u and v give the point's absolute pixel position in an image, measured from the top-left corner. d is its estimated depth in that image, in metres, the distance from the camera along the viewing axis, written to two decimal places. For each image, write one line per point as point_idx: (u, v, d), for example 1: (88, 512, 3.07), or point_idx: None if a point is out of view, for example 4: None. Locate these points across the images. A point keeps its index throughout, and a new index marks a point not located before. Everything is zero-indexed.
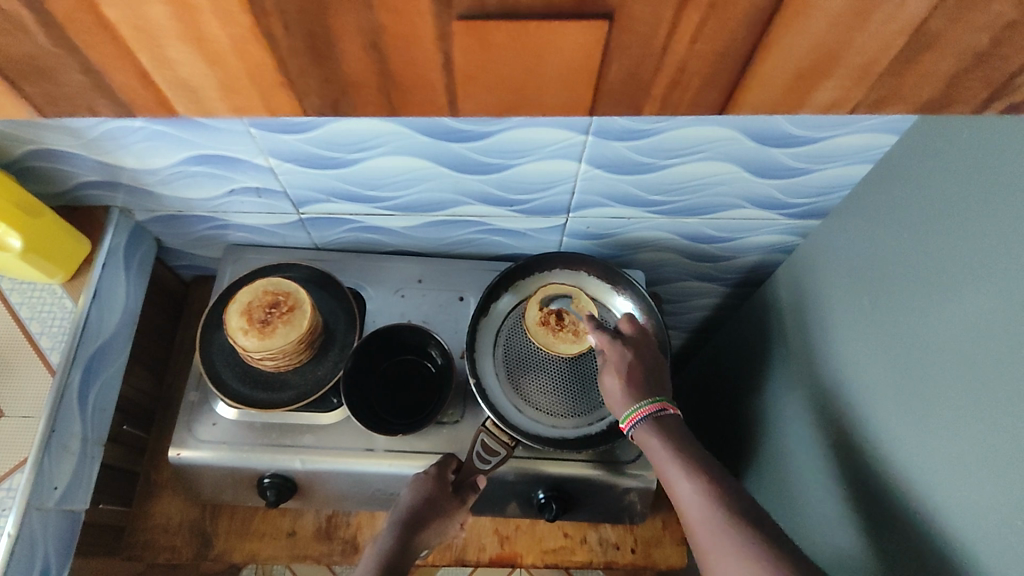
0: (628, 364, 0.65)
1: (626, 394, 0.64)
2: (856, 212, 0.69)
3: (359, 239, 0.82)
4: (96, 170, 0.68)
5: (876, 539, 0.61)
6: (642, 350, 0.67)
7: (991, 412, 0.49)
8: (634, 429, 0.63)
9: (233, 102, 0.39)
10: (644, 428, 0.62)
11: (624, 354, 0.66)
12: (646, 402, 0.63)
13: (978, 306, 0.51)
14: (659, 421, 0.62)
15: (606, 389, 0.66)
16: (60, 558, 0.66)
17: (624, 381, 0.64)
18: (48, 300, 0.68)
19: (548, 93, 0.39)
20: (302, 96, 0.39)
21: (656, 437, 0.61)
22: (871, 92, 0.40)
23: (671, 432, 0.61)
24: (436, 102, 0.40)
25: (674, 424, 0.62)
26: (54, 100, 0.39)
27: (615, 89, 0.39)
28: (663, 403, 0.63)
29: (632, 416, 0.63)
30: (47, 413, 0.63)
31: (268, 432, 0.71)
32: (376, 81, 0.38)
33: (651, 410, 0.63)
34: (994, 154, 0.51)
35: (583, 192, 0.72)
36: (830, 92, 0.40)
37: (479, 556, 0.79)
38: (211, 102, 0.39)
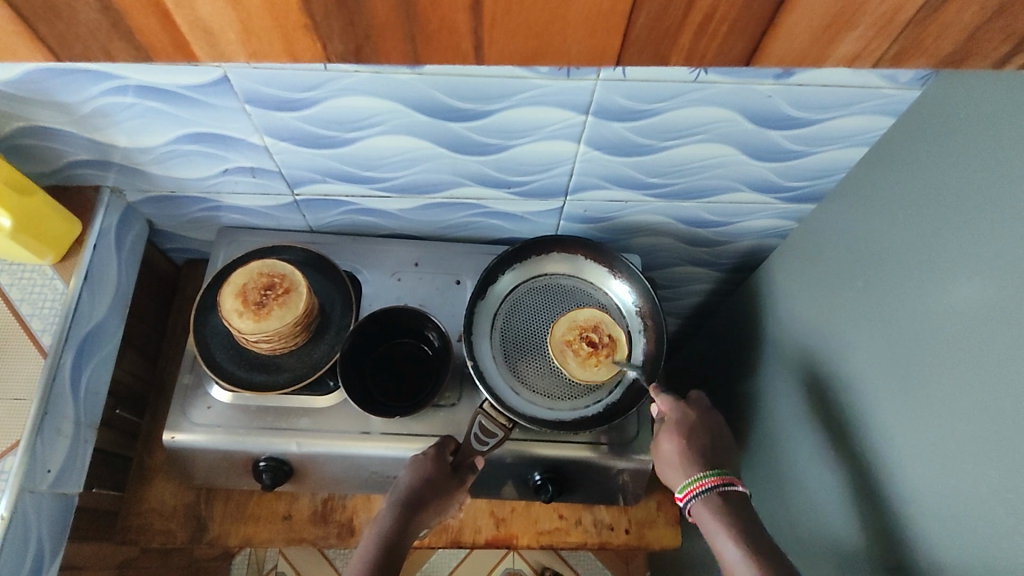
0: (687, 433, 0.70)
1: (685, 463, 0.68)
2: (852, 195, 0.69)
3: (354, 221, 0.81)
4: (87, 148, 0.67)
5: (871, 519, 0.62)
6: (703, 420, 0.72)
7: (986, 389, 0.49)
8: (691, 500, 0.66)
9: (252, 47, 0.44)
10: (702, 501, 0.66)
11: (684, 421, 0.71)
12: (708, 474, 0.66)
13: (974, 285, 0.51)
14: (722, 498, 0.65)
15: (661, 451, 0.70)
16: (55, 539, 0.65)
17: (681, 445, 0.69)
18: (38, 282, 0.67)
19: (574, 37, 0.44)
20: (325, 39, 0.44)
21: (723, 519, 0.63)
22: (893, 44, 0.46)
23: (735, 510, 0.64)
24: (460, 49, 0.45)
25: (738, 501, 0.65)
26: (67, 43, 0.44)
27: (640, 35, 0.44)
28: (729, 478, 0.66)
29: (689, 488, 0.67)
30: (39, 395, 0.63)
31: (264, 415, 0.71)
32: (399, 22, 0.42)
33: (715, 485, 0.65)
34: (992, 134, 0.52)
35: (581, 174, 0.72)
36: (852, 44, 0.46)
37: (475, 538, 0.80)
38: (229, 46, 0.44)
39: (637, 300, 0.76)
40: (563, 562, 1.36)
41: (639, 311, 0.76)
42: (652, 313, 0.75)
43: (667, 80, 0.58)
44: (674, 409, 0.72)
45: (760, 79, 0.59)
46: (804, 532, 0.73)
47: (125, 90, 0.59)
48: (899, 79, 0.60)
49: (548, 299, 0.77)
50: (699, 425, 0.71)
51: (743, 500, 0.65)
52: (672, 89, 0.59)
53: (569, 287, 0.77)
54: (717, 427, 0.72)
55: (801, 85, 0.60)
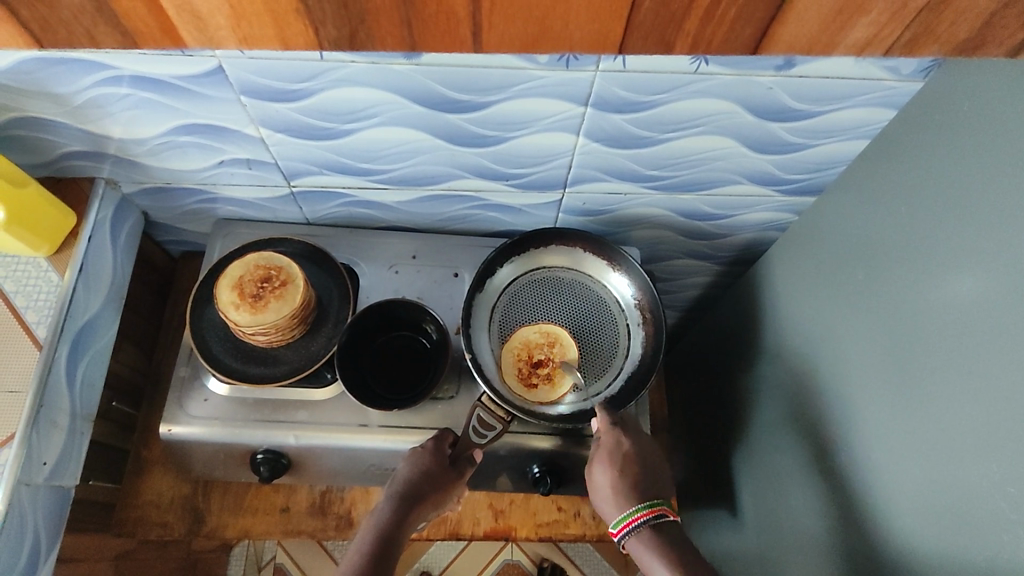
0: (618, 463, 0.67)
1: (617, 497, 0.66)
2: (851, 188, 0.69)
3: (352, 214, 0.80)
4: (81, 140, 0.66)
5: (865, 512, 0.62)
6: (637, 448, 0.68)
7: (983, 382, 0.49)
8: (625, 536, 0.65)
9: (241, 31, 0.43)
10: (637, 537, 0.64)
11: (615, 450, 0.67)
12: (641, 507, 0.65)
13: (973, 279, 0.51)
14: (655, 531, 0.64)
15: (594, 481, 0.68)
16: (51, 532, 0.65)
17: (613, 476, 0.66)
18: (33, 274, 0.67)
19: (576, 23, 0.43)
20: (318, 24, 0.43)
21: (654, 551, 0.62)
22: (906, 31, 0.45)
23: (670, 543, 0.63)
24: (459, 35, 0.44)
25: (673, 533, 0.64)
26: (50, 27, 0.43)
27: (645, 20, 0.43)
28: (661, 510, 0.65)
29: (624, 523, 0.65)
30: (34, 388, 0.62)
31: (261, 408, 0.70)
32: (394, 7, 0.42)
33: (647, 518, 0.64)
34: (993, 128, 0.51)
35: (580, 167, 0.71)
36: (865, 29, 0.45)
37: (473, 530, 0.80)
38: (218, 31, 0.43)
39: (636, 293, 0.76)
40: (560, 553, 1.37)
41: (637, 304, 0.76)
42: (651, 306, 0.75)
43: (667, 72, 0.57)
44: (608, 437, 0.68)
45: (761, 71, 0.58)
46: (798, 525, 0.73)
47: (120, 80, 0.58)
48: (901, 72, 0.60)
49: (546, 292, 0.77)
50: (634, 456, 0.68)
51: (677, 531, 0.64)
52: (672, 81, 0.59)
53: (567, 280, 0.77)
54: (648, 449, 0.69)
55: (802, 77, 0.60)
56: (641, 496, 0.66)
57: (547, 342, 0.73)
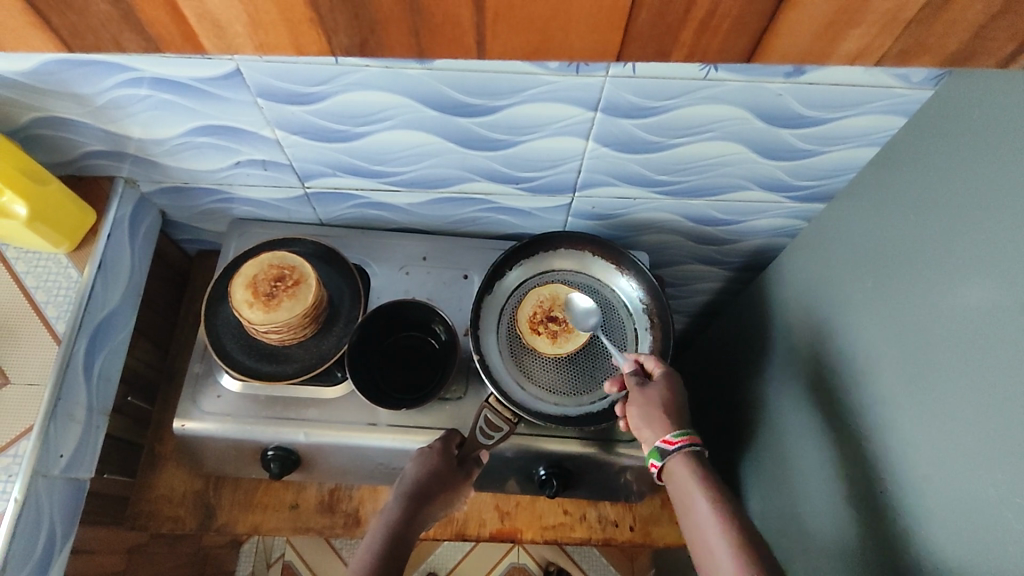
0: (662, 389, 0.65)
1: (661, 418, 0.62)
2: (861, 195, 0.69)
3: (364, 215, 0.82)
4: (102, 139, 0.68)
5: (873, 520, 0.62)
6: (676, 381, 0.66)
7: (992, 391, 0.49)
8: (668, 458, 0.60)
9: (258, 39, 0.44)
10: (680, 458, 0.60)
11: (663, 380, 0.65)
12: (682, 431, 0.61)
13: (983, 286, 0.51)
14: (691, 456, 0.60)
15: (639, 404, 0.64)
16: (66, 524, 0.67)
17: (663, 401, 0.63)
18: (53, 270, 0.68)
19: (577, 34, 0.44)
20: (330, 32, 0.44)
21: (691, 475, 0.58)
22: (896, 42, 0.45)
23: (704, 469, 0.59)
24: (464, 42, 0.44)
25: (707, 462, 0.60)
26: (78, 32, 0.44)
27: (642, 31, 0.43)
28: (698, 439, 0.61)
29: (669, 440, 0.61)
30: (52, 382, 0.64)
31: (272, 405, 0.72)
32: (404, 16, 0.43)
33: (686, 443, 0.60)
34: (1001, 137, 0.51)
35: (590, 170, 0.72)
36: (856, 41, 0.45)
37: (480, 531, 0.80)
38: (236, 38, 0.44)
39: (644, 298, 0.77)
40: (567, 557, 1.37)
41: (645, 309, 0.76)
42: (659, 310, 0.75)
43: (677, 78, 0.58)
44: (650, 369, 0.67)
45: (770, 77, 0.59)
46: (806, 533, 0.73)
47: (141, 82, 0.59)
48: (911, 79, 0.60)
49: None
50: (682, 387, 0.65)
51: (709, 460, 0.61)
52: (681, 87, 0.59)
53: (576, 284, 0.78)
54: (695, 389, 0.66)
55: (811, 84, 0.60)
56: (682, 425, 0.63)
57: (573, 309, 0.75)
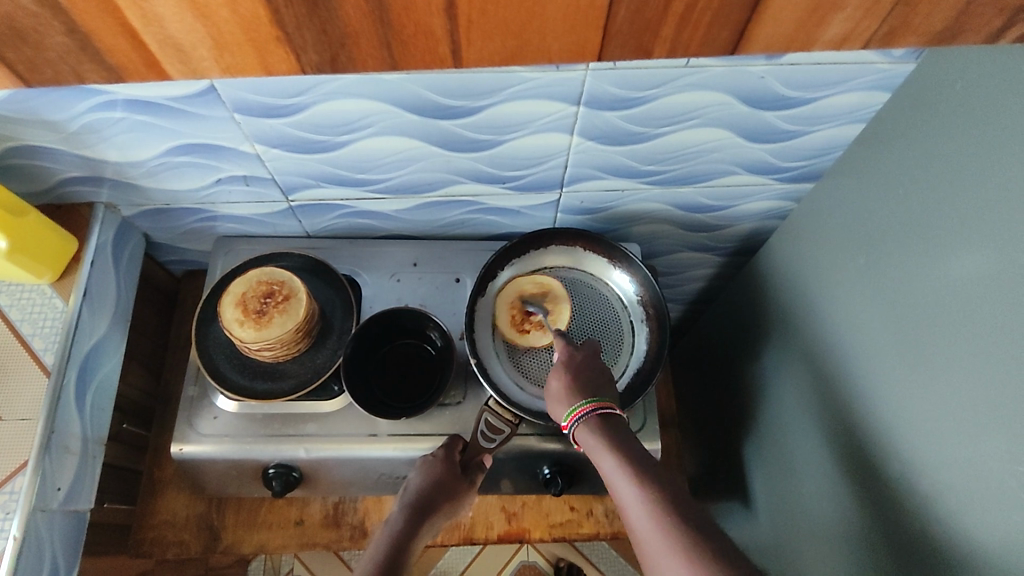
0: (571, 365, 0.64)
1: (565, 394, 0.63)
2: (848, 173, 0.69)
3: (351, 224, 0.81)
4: (78, 165, 0.66)
5: (876, 498, 0.61)
6: (590, 359, 0.65)
7: (992, 365, 0.49)
8: (575, 425, 0.61)
9: (224, 61, 0.43)
10: (584, 426, 0.61)
11: (569, 357, 0.65)
12: (585, 401, 0.61)
13: (977, 259, 0.51)
14: (602, 420, 0.60)
15: (550, 388, 0.65)
16: (68, 559, 0.66)
17: (565, 379, 0.63)
18: (38, 301, 0.67)
19: (553, 35, 0.43)
20: (300, 50, 0.43)
21: (601, 438, 0.58)
22: (883, 24, 0.45)
23: (612, 431, 0.59)
24: (439, 52, 0.44)
25: (617, 425, 0.60)
26: (37, 66, 0.43)
27: (621, 29, 0.43)
28: (607, 403, 0.61)
29: (571, 414, 0.61)
30: (44, 414, 0.63)
31: (270, 423, 0.71)
32: (374, 28, 0.42)
33: (594, 408, 0.61)
34: (987, 107, 0.51)
35: (576, 165, 0.71)
36: (840, 25, 0.45)
37: (487, 534, 0.79)
38: (201, 62, 0.43)
39: (638, 289, 0.76)
40: (576, 551, 1.37)
41: (640, 300, 0.76)
42: (654, 301, 0.75)
43: (657, 67, 0.57)
44: (562, 349, 0.66)
45: (751, 61, 0.58)
46: (813, 514, 0.73)
47: (114, 105, 0.58)
48: (893, 54, 0.60)
49: None
50: (590, 364, 0.65)
51: (621, 426, 0.60)
52: (663, 76, 0.59)
53: (570, 280, 0.77)
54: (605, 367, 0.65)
55: (793, 64, 0.59)
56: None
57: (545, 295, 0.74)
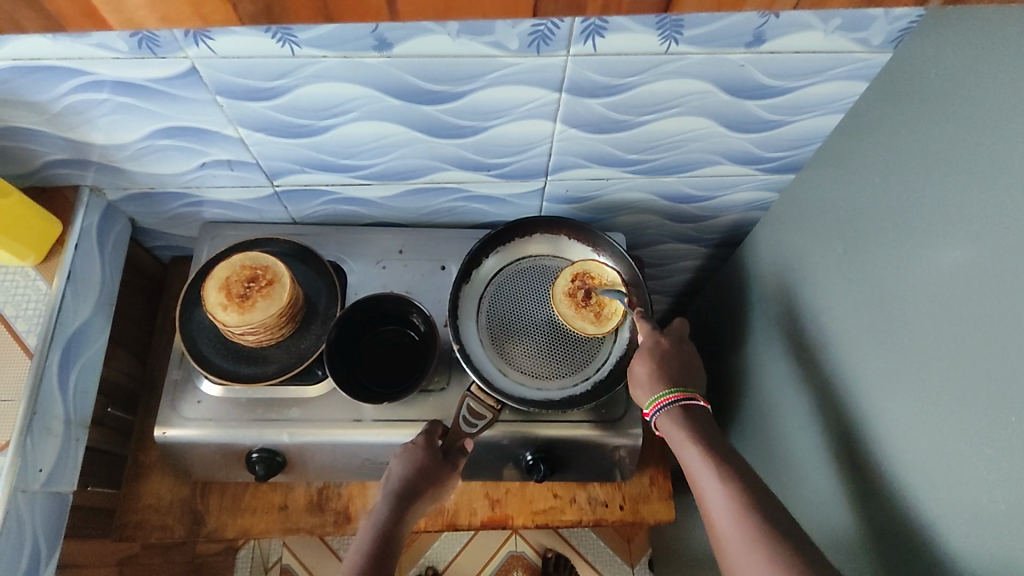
0: (659, 358, 0.68)
1: (650, 384, 0.67)
2: (829, 162, 0.70)
3: (337, 211, 0.81)
4: (63, 148, 0.67)
5: (855, 482, 0.62)
6: (677, 345, 0.70)
7: (967, 349, 0.49)
8: (657, 414, 0.66)
9: (160, 11, 0.42)
10: (666, 415, 0.65)
11: (655, 346, 0.69)
12: (670, 391, 0.66)
13: (952, 245, 0.51)
14: (684, 412, 0.65)
15: (633, 372, 0.69)
16: (49, 539, 0.66)
17: (654, 369, 0.68)
18: (22, 284, 0.67)
19: None
20: (233, 1, 0.41)
21: (681, 431, 0.63)
22: None
23: (695, 423, 0.64)
24: (371, 6, 0.42)
25: (699, 417, 0.65)
26: None
27: None
28: (691, 394, 0.66)
29: (655, 403, 0.66)
30: (27, 396, 0.63)
31: (254, 408, 0.71)
32: None
33: (677, 399, 0.65)
34: (962, 94, 0.52)
35: (560, 153, 0.71)
36: None
37: (471, 520, 0.80)
38: (135, 10, 0.42)
39: None
40: (564, 542, 1.38)
41: None
42: (638, 289, 0.76)
43: (638, 53, 0.58)
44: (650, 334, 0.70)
45: (731, 48, 0.58)
46: (795, 500, 0.73)
47: (100, 86, 0.58)
48: (871, 43, 0.60)
49: (533, 281, 0.77)
50: (676, 352, 0.70)
51: (703, 417, 0.65)
52: (645, 63, 0.59)
53: (554, 267, 0.78)
54: (691, 354, 0.70)
55: (773, 53, 0.60)
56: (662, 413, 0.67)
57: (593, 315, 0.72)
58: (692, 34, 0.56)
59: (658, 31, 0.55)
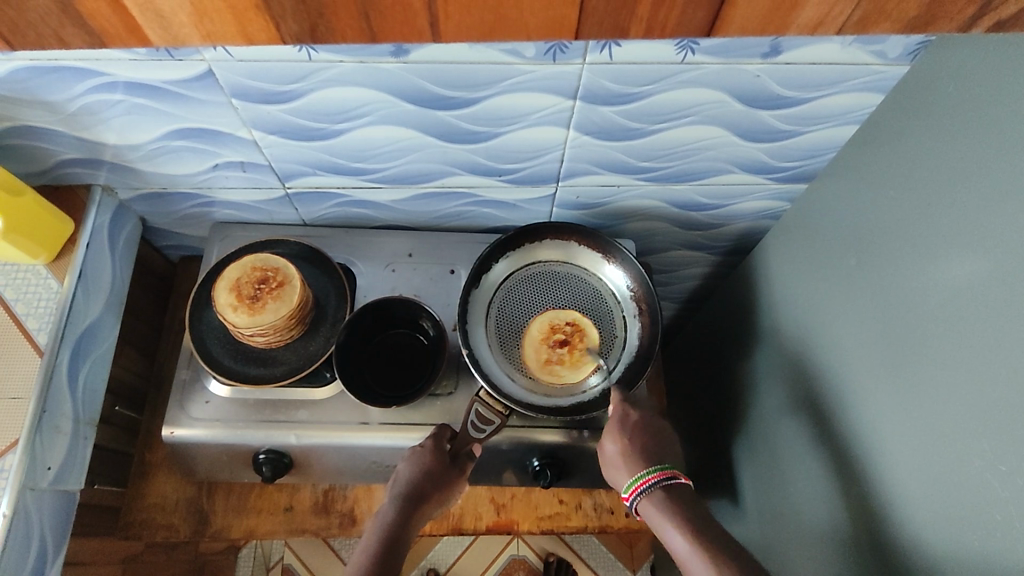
0: (631, 438, 0.67)
1: (625, 465, 0.66)
2: (841, 173, 0.69)
3: (347, 214, 0.81)
4: (76, 147, 0.67)
5: (858, 496, 0.62)
6: (645, 419, 0.68)
7: (976, 364, 0.49)
8: (637, 498, 0.65)
9: (205, 28, 0.42)
10: (648, 498, 0.64)
11: (623, 422, 0.67)
12: (649, 470, 0.65)
13: (963, 259, 0.51)
14: (667, 491, 0.64)
15: (606, 453, 0.68)
16: (57, 537, 0.66)
17: (625, 450, 0.66)
18: (33, 281, 0.68)
19: (530, 9, 0.42)
20: (279, 19, 0.42)
21: (666, 514, 0.62)
22: (857, 10, 0.43)
23: (680, 502, 0.63)
24: (416, 25, 0.42)
25: (682, 494, 0.64)
26: (20, 30, 0.42)
27: (598, 7, 0.41)
28: (671, 472, 0.65)
29: (632, 488, 0.65)
30: (36, 394, 0.63)
31: (262, 409, 0.71)
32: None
33: (658, 479, 0.64)
34: (978, 109, 0.52)
35: (572, 160, 0.71)
36: (815, 9, 0.43)
37: (476, 525, 0.80)
38: (181, 28, 0.42)
39: (631, 284, 0.77)
40: (565, 546, 1.38)
41: (633, 295, 0.76)
42: (647, 297, 0.75)
43: (654, 62, 0.58)
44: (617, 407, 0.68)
45: (747, 59, 0.58)
46: (798, 511, 0.73)
47: (114, 86, 0.58)
48: (888, 55, 0.60)
49: (542, 287, 0.77)
50: (645, 426, 0.68)
51: (687, 492, 0.64)
52: (660, 72, 0.59)
53: (563, 274, 0.78)
54: (661, 424, 0.69)
55: (788, 64, 0.60)
56: (659, 453, 0.67)
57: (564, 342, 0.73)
58: (708, 45, 0.56)
59: (675, 41, 0.55)
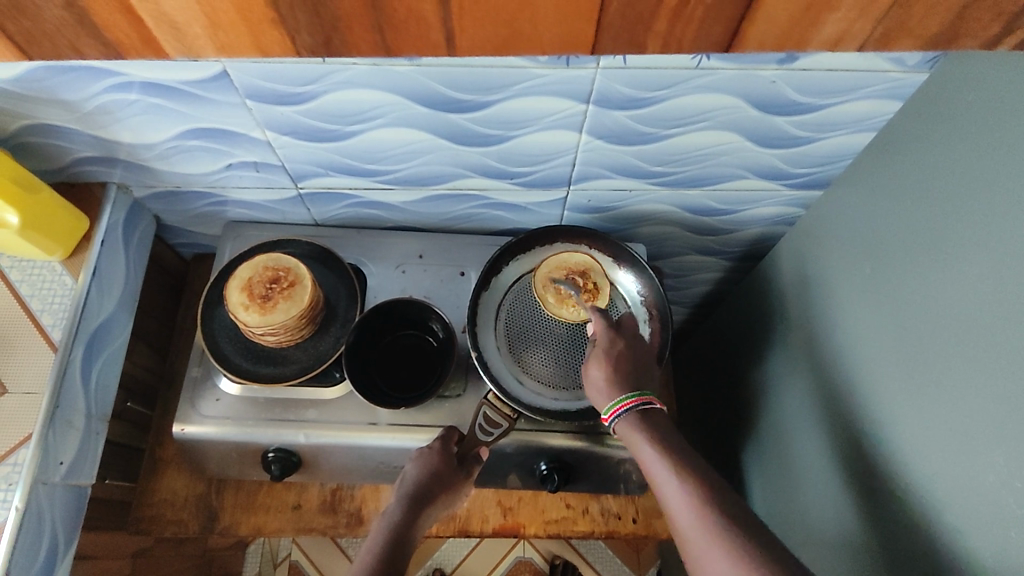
0: (615, 356, 0.65)
1: (609, 387, 0.63)
2: (857, 181, 0.69)
3: (359, 214, 0.81)
4: (92, 145, 0.67)
5: (870, 507, 0.61)
6: (631, 347, 0.66)
7: (992, 378, 0.48)
8: (616, 419, 0.63)
9: (219, 39, 0.42)
10: (625, 420, 0.62)
11: (610, 347, 0.65)
12: (631, 394, 0.63)
13: (980, 272, 0.50)
14: (643, 416, 0.62)
15: (589, 378, 0.65)
16: (69, 532, 0.67)
17: (609, 370, 0.64)
18: (48, 277, 0.68)
19: (545, 25, 0.42)
20: (293, 31, 0.42)
21: (641, 433, 0.60)
22: (878, 26, 0.43)
23: (657, 427, 0.61)
24: (431, 39, 0.43)
25: (658, 419, 0.62)
26: (34, 40, 0.42)
27: (614, 21, 0.41)
28: (648, 398, 0.62)
29: (613, 408, 0.62)
30: (51, 389, 0.64)
31: (272, 407, 0.71)
32: (365, 13, 0.41)
33: (636, 404, 0.62)
34: (997, 118, 0.51)
35: (584, 164, 0.71)
36: (834, 25, 0.42)
37: (482, 528, 0.80)
38: (195, 40, 0.42)
39: (642, 289, 0.76)
40: (572, 549, 1.38)
41: (644, 300, 0.76)
42: (657, 302, 0.75)
43: (668, 67, 0.57)
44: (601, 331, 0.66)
45: (762, 64, 0.58)
46: (809, 520, 0.72)
47: (130, 86, 0.59)
48: (906, 62, 0.59)
49: None
50: (630, 352, 0.66)
51: (663, 420, 0.62)
52: (674, 77, 0.59)
53: None
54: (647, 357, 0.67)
55: (803, 70, 0.59)
56: None
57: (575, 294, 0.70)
58: None
59: None
